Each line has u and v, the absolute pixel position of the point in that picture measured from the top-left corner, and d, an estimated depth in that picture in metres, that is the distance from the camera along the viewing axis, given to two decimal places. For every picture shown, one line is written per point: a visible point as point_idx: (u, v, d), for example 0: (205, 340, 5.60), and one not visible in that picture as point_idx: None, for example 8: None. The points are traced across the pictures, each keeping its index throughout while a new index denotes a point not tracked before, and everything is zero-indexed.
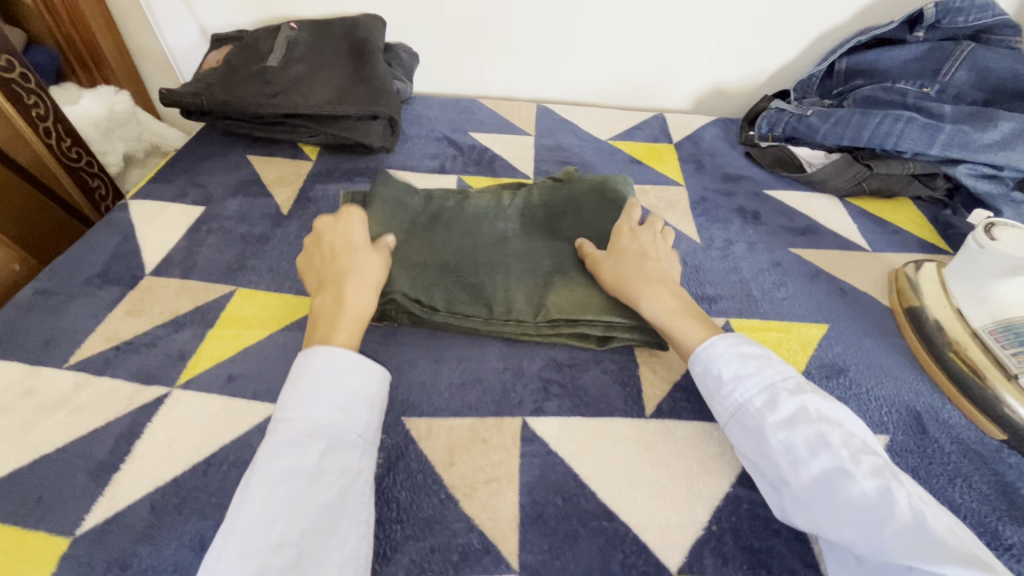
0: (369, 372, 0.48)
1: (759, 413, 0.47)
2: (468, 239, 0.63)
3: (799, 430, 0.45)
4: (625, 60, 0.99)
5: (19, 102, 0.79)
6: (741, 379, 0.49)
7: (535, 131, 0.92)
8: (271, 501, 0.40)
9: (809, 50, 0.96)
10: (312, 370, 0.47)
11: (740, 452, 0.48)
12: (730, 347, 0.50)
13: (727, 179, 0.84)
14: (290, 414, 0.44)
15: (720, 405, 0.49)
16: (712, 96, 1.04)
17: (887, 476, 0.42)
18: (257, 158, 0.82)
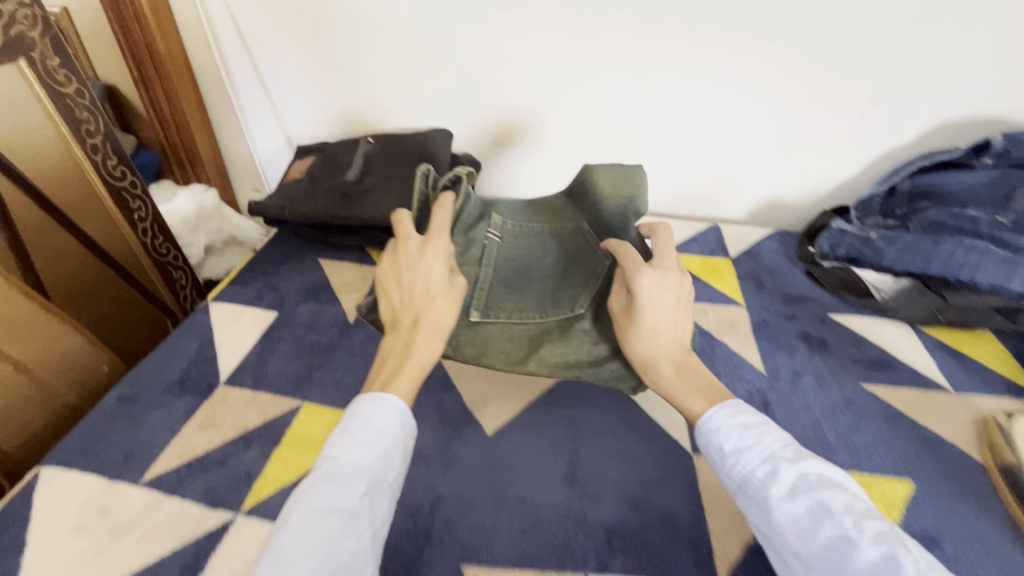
0: (394, 411, 0.48)
1: (757, 485, 0.47)
2: (512, 268, 0.68)
3: (800, 500, 0.45)
4: (681, 173, 1.02)
5: (125, 206, 0.88)
6: (741, 452, 0.49)
7: None
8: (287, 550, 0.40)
9: (869, 170, 0.96)
10: (364, 414, 0.48)
11: (755, 526, 0.48)
12: (726, 420, 0.51)
13: (789, 300, 0.82)
14: (336, 451, 0.46)
15: (728, 474, 0.49)
16: (770, 208, 1.04)
17: (891, 542, 0.41)
18: (328, 262, 0.87)
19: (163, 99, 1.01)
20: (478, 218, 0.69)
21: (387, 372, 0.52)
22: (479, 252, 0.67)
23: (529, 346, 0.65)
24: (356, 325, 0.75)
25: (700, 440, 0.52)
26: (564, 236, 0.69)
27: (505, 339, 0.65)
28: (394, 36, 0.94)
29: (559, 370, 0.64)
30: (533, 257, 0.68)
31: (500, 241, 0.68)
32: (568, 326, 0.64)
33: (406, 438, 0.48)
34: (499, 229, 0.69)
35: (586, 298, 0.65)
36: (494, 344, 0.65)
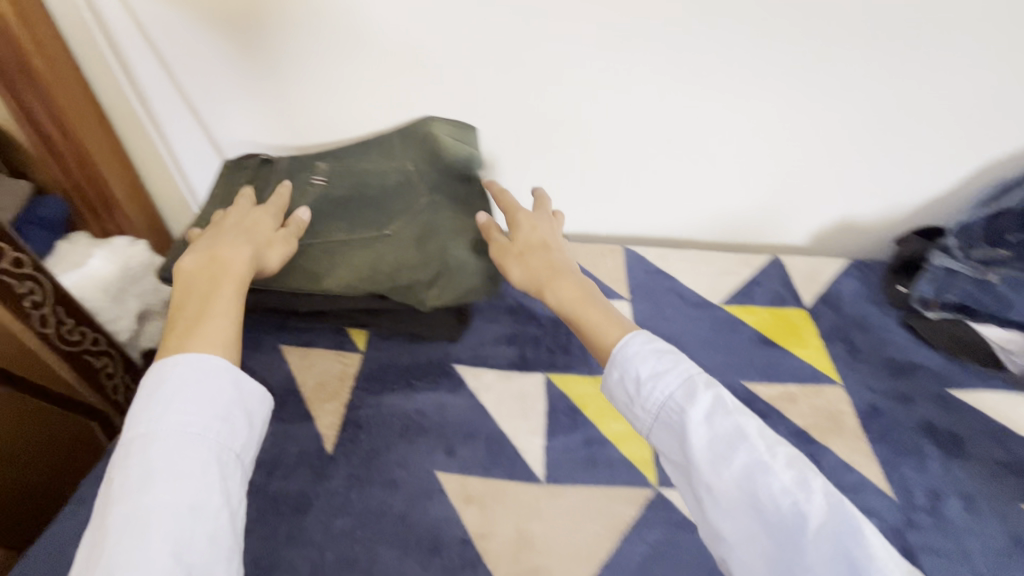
0: (207, 364, 0.43)
1: (672, 420, 0.43)
2: (363, 192, 0.69)
3: (716, 424, 0.41)
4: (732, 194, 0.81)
5: (9, 291, 0.63)
6: (658, 377, 0.45)
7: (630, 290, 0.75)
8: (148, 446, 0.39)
9: (967, 185, 0.77)
10: (162, 379, 0.42)
11: (668, 456, 0.44)
12: (642, 349, 0.46)
13: (894, 371, 0.65)
14: (144, 428, 0.40)
15: (644, 408, 0.45)
16: (841, 232, 0.85)
17: (801, 466, 0.40)
18: (292, 352, 0.66)
19: (58, 132, 0.76)
20: (304, 170, 0.72)
21: (194, 308, 0.47)
22: (326, 176, 0.71)
23: (333, 254, 0.64)
24: (336, 460, 0.55)
25: (612, 376, 0.47)
26: (404, 169, 0.71)
27: (309, 258, 0.64)
28: (359, 40, 0.69)
29: (371, 279, 0.62)
30: (358, 190, 0.69)
31: (326, 184, 0.70)
32: (401, 267, 0.63)
33: (253, 409, 0.44)
34: (326, 174, 0.71)
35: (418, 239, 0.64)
36: (296, 263, 0.63)
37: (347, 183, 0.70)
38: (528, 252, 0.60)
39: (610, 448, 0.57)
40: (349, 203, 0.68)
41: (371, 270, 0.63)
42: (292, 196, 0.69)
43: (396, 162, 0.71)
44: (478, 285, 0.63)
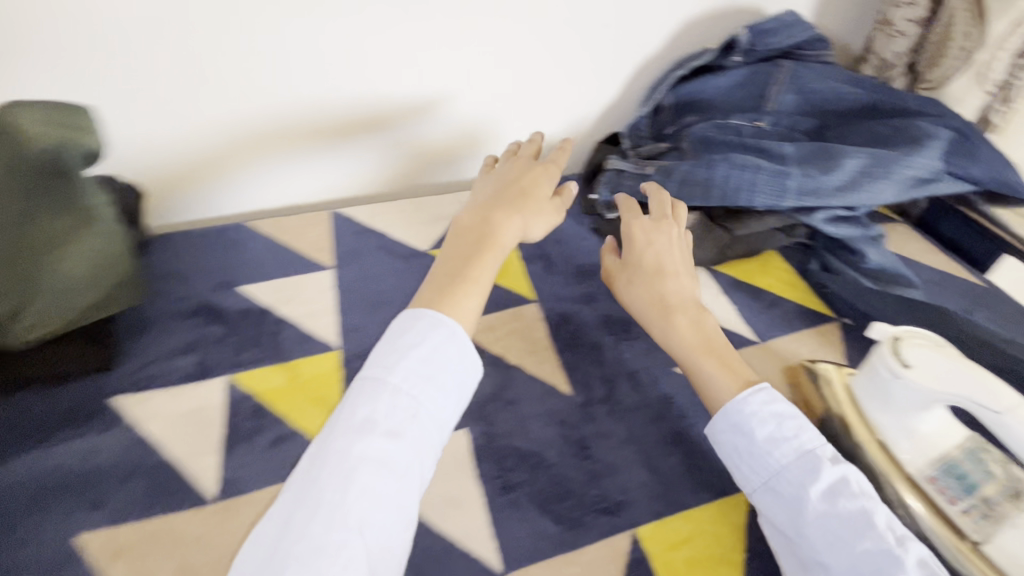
0: (423, 320, 0.48)
1: (767, 496, 0.45)
2: None
3: (843, 503, 0.42)
4: (424, 132, 0.77)
5: None
6: (778, 443, 0.45)
7: (336, 259, 0.71)
8: (398, 401, 0.44)
9: (630, 88, 0.83)
10: (408, 338, 0.47)
11: (768, 523, 0.45)
12: (756, 413, 0.46)
13: (582, 277, 0.69)
14: (377, 371, 0.46)
15: (755, 471, 0.46)
16: (549, 154, 0.87)
17: (931, 567, 0.39)
18: None
19: None
20: None
21: (433, 285, 0.52)
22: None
23: None
24: None
25: (724, 425, 0.47)
26: None
27: None
28: None
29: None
30: None
31: None
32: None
33: (456, 377, 0.47)
34: None
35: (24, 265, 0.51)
36: None
37: None
38: (640, 276, 0.56)
39: (299, 437, 0.53)
40: None
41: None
42: None
43: None
44: (96, 297, 0.56)
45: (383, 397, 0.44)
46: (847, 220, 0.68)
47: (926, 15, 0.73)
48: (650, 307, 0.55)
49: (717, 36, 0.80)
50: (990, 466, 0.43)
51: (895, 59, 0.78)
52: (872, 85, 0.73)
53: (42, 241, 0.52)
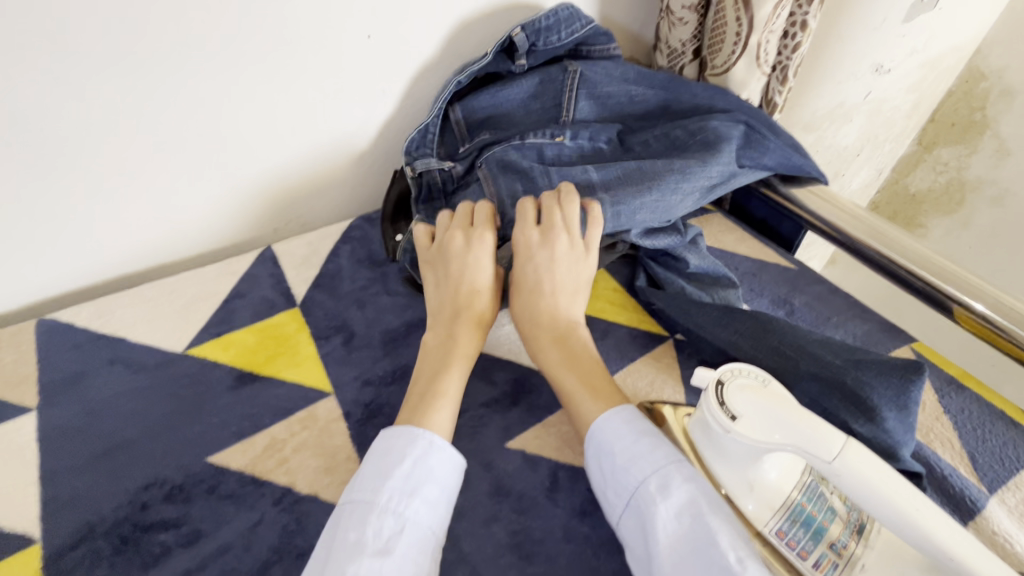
0: (416, 450, 0.43)
1: (630, 519, 0.40)
2: None
3: (686, 522, 0.37)
4: (152, 194, 0.59)
5: None
6: (636, 460, 0.41)
7: (43, 395, 0.51)
8: (386, 522, 0.39)
9: (417, 104, 0.71)
10: (397, 452, 0.43)
11: (631, 553, 0.39)
12: (614, 430, 0.43)
13: (390, 345, 0.57)
14: (410, 470, 0.42)
15: (616, 493, 0.41)
16: (344, 190, 0.73)
17: None
18: None
19: None
20: None
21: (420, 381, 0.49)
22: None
23: None
24: None
25: (591, 445, 0.43)
26: None
27: None
28: None
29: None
30: None
31: None
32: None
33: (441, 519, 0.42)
34: None
35: None
36: None
37: None
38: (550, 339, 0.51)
39: None
40: None
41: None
42: None
43: None
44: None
45: (370, 521, 0.39)
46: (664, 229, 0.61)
47: (700, 1, 0.72)
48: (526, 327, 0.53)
49: (497, 34, 0.71)
50: (831, 501, 0.39)
51: (680, 46, 0.78)
52: (662, 79, 0.70)
53: None
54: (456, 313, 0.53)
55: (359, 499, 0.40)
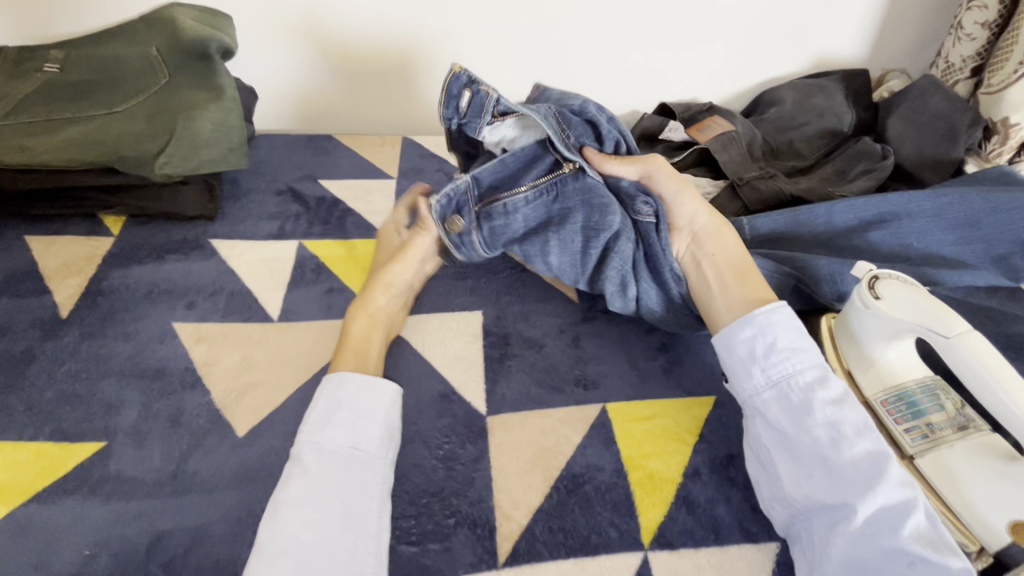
0: (349, 386, 0.48)
1: (775, 395, 0.47)
2: (117, 97, 0.66)
3: (849, 409, 0.45)
4: (492, 76, 0.89)
5: None
6: (798, 351, 0.48)
7: (399, 173, 0.82)
8: (338, 444, 0.45)
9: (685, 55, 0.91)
10: (335, 397, 0.47)
11: (771, 422, 0.47)
12: (774, 327, 0.49)
13: None
14: (320, 420, 0.46)
15: (763, 372, 0.48)
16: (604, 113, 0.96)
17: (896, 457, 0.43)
18: (39, 241, 0.66)
19: None
20: (39, 62, 0.70)
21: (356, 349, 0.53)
22: (60, 65, 0.69)
23: (69, 143, 0.61)
24: (71, 321, 0.58)
25: (742, 330, 0.50)
26: (163, 51, 0.70)
27: (46, 140, 0.61)
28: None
29: (86, 148, 0.61)
30: (103, 105, 0.65)
31: (94, 110, 0.65)
32: (127, 139, 0.62)
33: (396, 422, 0.48)
34: (63, 65, 0.69)
35: (157, 129, 0.64)
36: (37, 144, 0.60)
37: (99, 105, 0.65)
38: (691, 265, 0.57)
39: (348, 292, 0.64)
40: (98, 111, 0.65)
41: (93, 137, 0.62)
42: (34, 113, 0.63)
43: (172, 62, 0.69)
44: (212, 156, 0.65)
45: (324, 444, 0.45)
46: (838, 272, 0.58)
47: (996, 20, 0.76)
48: (727, 270, 0.54)
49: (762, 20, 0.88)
50: (944, 402, 0.46)
51: (959, 62, 0.81)
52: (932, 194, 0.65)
53: (181, 105, 0.66)
54: (376, 317, 0.55)
55: (307, 439, 0.45)
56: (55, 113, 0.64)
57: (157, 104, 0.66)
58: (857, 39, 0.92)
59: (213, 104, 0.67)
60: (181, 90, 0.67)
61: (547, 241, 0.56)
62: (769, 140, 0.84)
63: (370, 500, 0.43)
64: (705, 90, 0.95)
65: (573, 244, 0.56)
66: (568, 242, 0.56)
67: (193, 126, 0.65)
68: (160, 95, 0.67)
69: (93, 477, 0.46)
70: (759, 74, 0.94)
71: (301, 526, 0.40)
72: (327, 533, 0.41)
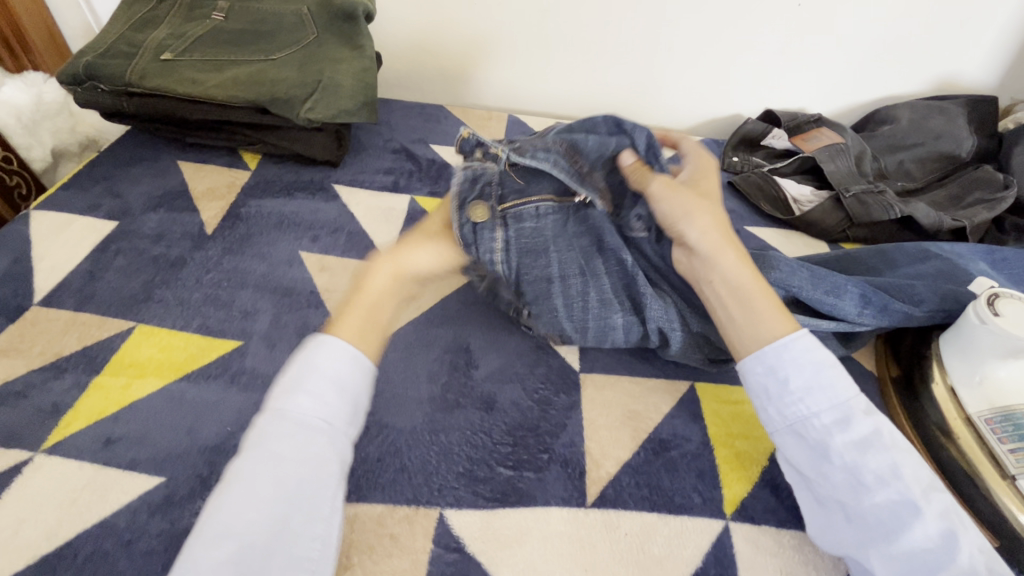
0: (329, 350, 0.43)
1: (829, 428, 0.42)
2: (274, 46, 0.73)
3: (893, 460, 0.41)
4: (604, 65, 0.91)
5: None
6: (823, 388, 0.43)
7: None
8: (297, 418, 0.40)
9: (802, 63, 0.89)
10: (306, 364, 0.42)
11: (801, 466, 0.43)
12: (808, 353, 0.44)
13: None
14: (298, 388, 0.41)
15: (794, 409, 0.44)
16: (710, 111, 0.96)
17: (953, 520, 0.39)
18: (189, 166, 0.74)
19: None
20: (205, 7, 0.76)
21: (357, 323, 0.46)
22: (225, 12, 0.76)
23: (235, 83, 0.69)
24: (214, 238, 0.65)
25: (768, 359, 0.45)
26: (315, 9, 0.77)
27: (215, 78, 0.69)
28: None
29: (247, 88, 0.68)
30: (261, 52, 0.72)
31: (254, 54, 0.72)
32: (282, 83, 0.69)
33: (363, 394, 0.44)
34: (226, 12, 0.76)
35: (307, 77, 0.71)
36: (209, 80, 0.68)
37: (257, 51, 0.72)
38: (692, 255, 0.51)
39: None
40: (257, 56, 0.72)
41: (253, 79, 0.69)
42: (204, 53, 0.71)
43: (324, 19, 0.76)
44: (349, 107, 0.71)
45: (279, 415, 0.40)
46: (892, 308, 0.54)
47: None
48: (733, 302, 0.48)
49: (890, 34, 0.86)
50: None
51: None
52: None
53: (329, 61, 0.73)
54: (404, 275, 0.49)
55: (278, 407, 0.41)
56: (221, 53, 0.71)
57: (309, 57, 0.73)
58: (988, 63, 0.89)
59: (358, 62, 0.74)
60: (331, 47, 0.74)
61: (793, 285, 0.53)
62: (878, 158, 0.82)
63: (326, 481, 0.39)
64: (815, 101, 0.94)
65: (816, 294, 0.53)
66: (816, 286, 0.54)
67: (339, 80, 0.72)
68: (310, 48, 0.74)
69: (232, 369, 0.52)
70: (875, 90, 0.92)
71: (251, 498, 0.36)
72: (264, 513, 0.36)
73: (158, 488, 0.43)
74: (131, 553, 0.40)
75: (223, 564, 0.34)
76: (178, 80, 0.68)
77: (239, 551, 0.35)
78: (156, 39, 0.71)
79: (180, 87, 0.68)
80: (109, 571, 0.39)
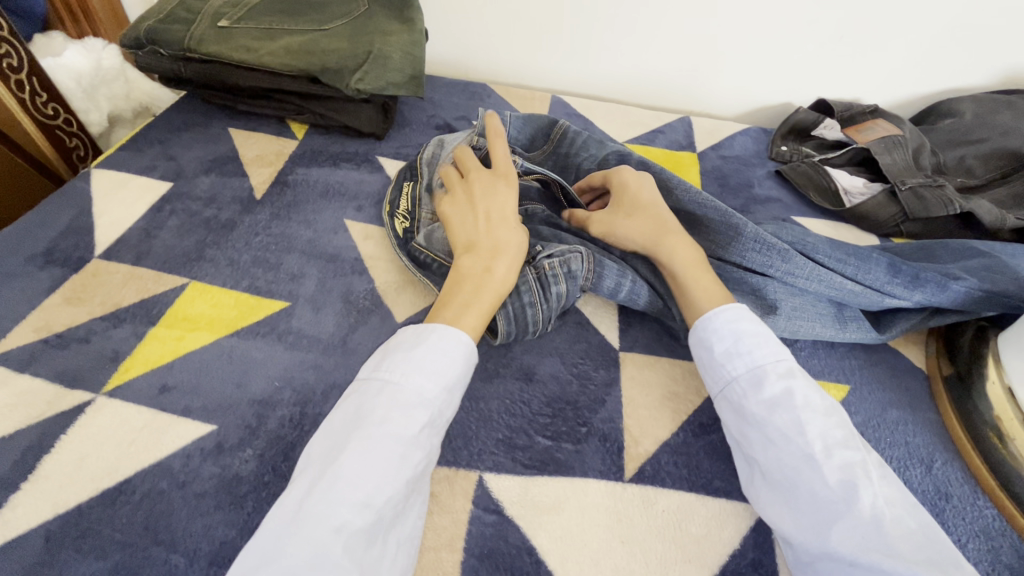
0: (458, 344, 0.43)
1: (743, 392, 0.43)
2: (326, 17, 0.74)
3: (804, 416, 0.41)
4: (650, 48, 0.89)
5: (46, 128, 0.80)
6: (746, 352, 0.44)
7: None
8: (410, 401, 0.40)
9: (860, 52, 0.86)
10: (434, 342, 0.43)
11: (724, 427, 0.45)
12: (729, 323, 0.46)
13: (751, 200, 0.75)
14: (407, 373, 0.41)
15: (714, 376, 0.46)
16: (758, 98, 0.94)
17: (857, 472, 0.38)
18: (240, 133, 0.76)
19: None
20: None
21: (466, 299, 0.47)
22: None
23: (287, 53, 0.70)
24: (262, 203, 0.67)
25: (703, 329, 0.47)
26: None
27: (268, 46, 0.70)
28: None
29: (301, 57, 0.69)
30: (313, 22, 0.73)
31: (306, 24, 0.73)
32: (333, 54, 0.70)
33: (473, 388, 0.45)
34: None
35: (357, 48, 0.71)
36: (262, 48, 0.69)
37: (309, 21, 0.73)
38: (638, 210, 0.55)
39: None
40: (309, 26, 0.73)
41: (306, 49, 0.70)
42: (258, 21, 0.72)
43: None
44: (397, 80, 0.72)
45: (395, 395, 0.40)
46: (924, 284, 0.54)
47: None
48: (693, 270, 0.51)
49: (958, 23, 0.82)
50: None
51: None
52: None
53: (380, 34, 0.73)
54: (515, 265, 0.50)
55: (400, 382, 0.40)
56: (274, 22, 0.72)
57: (359, 29, 0.73)
58: None
59: (407, 37, 0.74)
60: (382, 21, 0.75)
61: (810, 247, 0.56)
62: (936, 152, 0.79)
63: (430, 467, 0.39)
64: (872, 92, 0.91)
65: (835, 258, 0.55)
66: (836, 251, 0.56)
67: (389, 54, 0.72)
68: (361, 20, 0.74)
69: (279, 328, 0.53)
70: (935, 82, 0.89)
71: (370, 472, 0.36)
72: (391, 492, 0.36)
73: (210, 435, 0.45)
74: (186, 494, 0.41)
75: (345, 534, 0.33)
76: (233, 46, 0.69)
77: (365, 523, 0.34)
78: (212, 7, 0.73)
79: (235, 54, 0.69)
80: (164, 509, 0.41)
